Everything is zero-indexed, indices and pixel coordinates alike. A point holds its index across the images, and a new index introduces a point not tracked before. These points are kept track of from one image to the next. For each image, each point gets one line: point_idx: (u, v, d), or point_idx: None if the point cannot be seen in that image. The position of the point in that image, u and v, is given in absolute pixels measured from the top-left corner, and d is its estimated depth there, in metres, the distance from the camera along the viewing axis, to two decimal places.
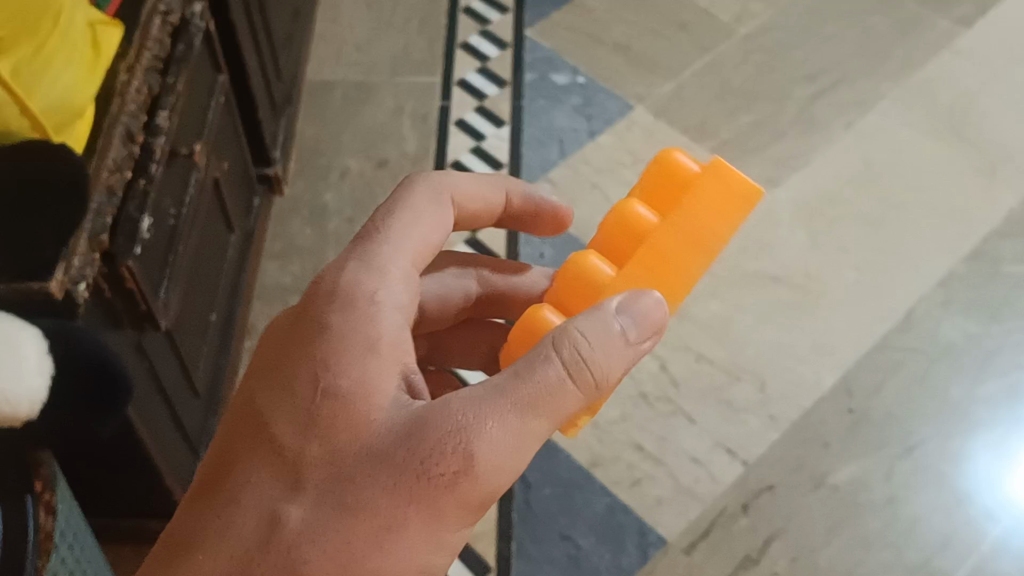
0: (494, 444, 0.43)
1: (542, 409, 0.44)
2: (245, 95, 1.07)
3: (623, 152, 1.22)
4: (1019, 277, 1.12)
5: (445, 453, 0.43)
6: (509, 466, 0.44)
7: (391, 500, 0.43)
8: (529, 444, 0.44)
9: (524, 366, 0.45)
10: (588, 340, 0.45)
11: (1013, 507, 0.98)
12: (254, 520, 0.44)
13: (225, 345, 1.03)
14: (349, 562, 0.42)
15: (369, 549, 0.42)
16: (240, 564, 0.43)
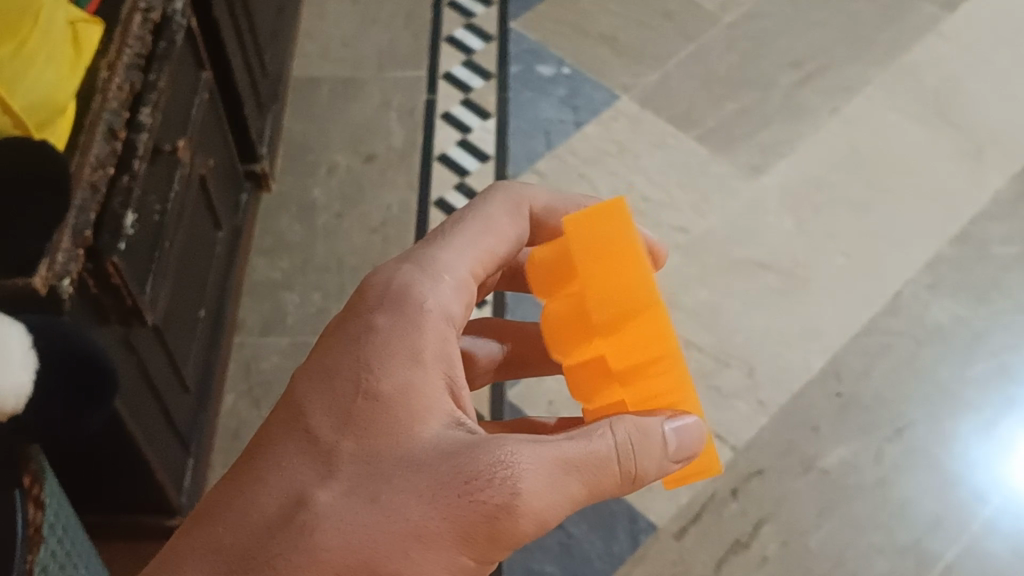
0: (535, 483, 0.44)
1: (584, 474, 0.45)
2: (230, 92, 1.07)
3: (609, 142, 1.23)
4: (1007, 258, 1.13)
5: (488, 479, 0.43)
6: (546, 510, 0.44)
7: (424, 510, 0.43)
8: (567, 498, 0.44)
9: (580, 436, 0.46)
10: (641, 432, 0.47)
11: (1003, 487, 0.98)
12: (281, 500, 0.44)
13: (214, 341, 1.03)
14: (371, 557, 0.42)
15: (393, 550, 0.42)
16: (260, 538, 0.43)
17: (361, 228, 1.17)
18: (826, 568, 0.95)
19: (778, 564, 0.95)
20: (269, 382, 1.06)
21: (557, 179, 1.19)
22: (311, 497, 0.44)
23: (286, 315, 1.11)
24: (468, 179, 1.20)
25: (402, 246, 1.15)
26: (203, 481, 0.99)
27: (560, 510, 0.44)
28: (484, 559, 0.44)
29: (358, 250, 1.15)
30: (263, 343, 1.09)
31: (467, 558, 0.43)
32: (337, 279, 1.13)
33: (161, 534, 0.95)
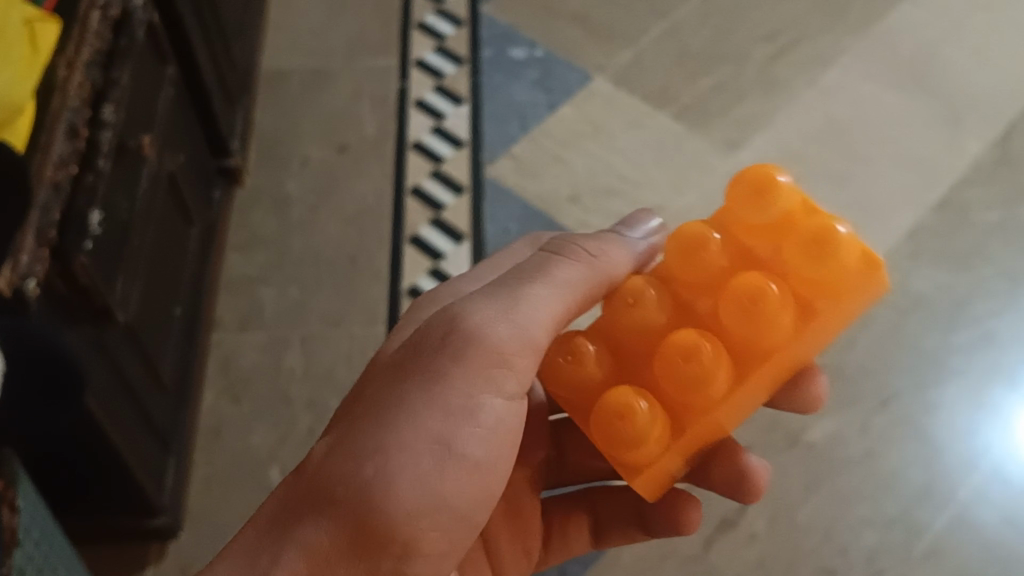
0: (483, 308, 0.55)
1: (531, 274, 0.58)
2: (198, 87, 1.06)
3: (584, 124, 1.22)
4: (988, 224, 1.12)
5: (425, 338, 0.56)
6: (494, 326, 0.54)
7: (386, 388, 0.55)
8: (512, 313, 0.55)
9: (522, 270, 0.59)
10: (573, 238, 0.62)
11: (990, 453, 0.98)
12: (307, 468, 0.55)
13: (190, 339, 1.02)
14: (363, 433, 0.54)
15: (381, 418, 0.54)
16: (303, 498, 0.53)
17: (336, 220, 1.16)
18: (814, 542, 0.95)
19: (766, 540, 0.95)
20: (248, 379, 1.05)
21: (533, 163, 1.19)
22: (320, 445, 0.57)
23: (264, 310, 1.10)
24: (444, 166, 1.19)
25: (378, 237, 1.14)
26: (185, 481, 0.98)
27: (521, 324, 0.55)
28: (465, 392, 0.54)
29: (334, 242, 1.14)
30: (242, 339, 1.08)
31: (441, 400, 0.54)
32: (314, 272, 1.12)
33: (145, 535, 0.94)
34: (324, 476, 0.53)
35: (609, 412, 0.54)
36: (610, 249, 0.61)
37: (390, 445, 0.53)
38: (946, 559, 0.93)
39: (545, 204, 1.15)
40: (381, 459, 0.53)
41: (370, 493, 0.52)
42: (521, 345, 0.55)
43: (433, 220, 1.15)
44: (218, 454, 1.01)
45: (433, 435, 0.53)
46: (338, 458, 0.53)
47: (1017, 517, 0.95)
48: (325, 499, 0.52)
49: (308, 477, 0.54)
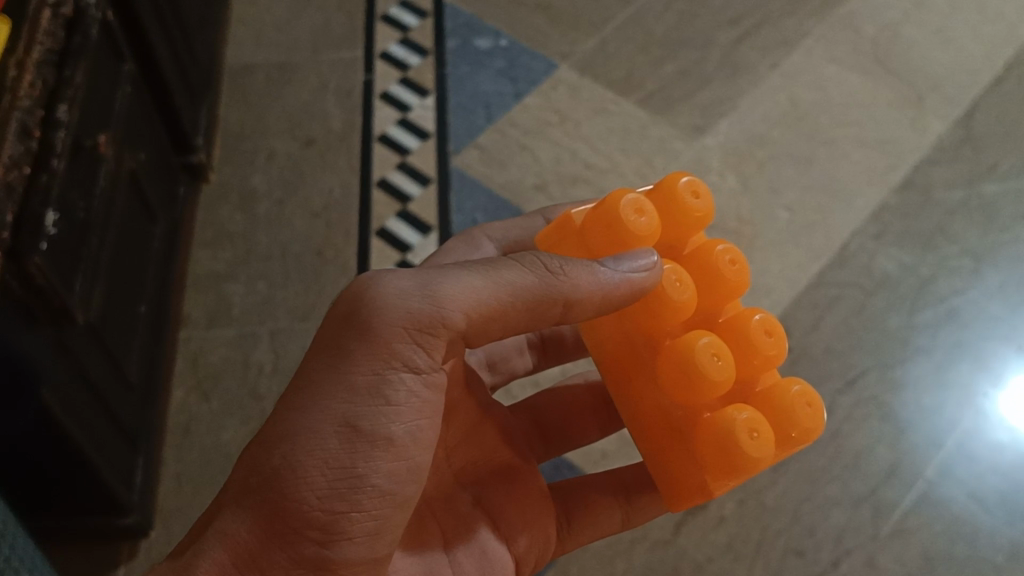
0: (392, 289, 0.52)
1: (459, 269, 0.54)
2: (159, 83, 1.06)
3: (549, 112, 1.22)
4: (952, 203, 1.12)
5: (333, 327, 0.53)
6: (401, 310, 0.52)
7: (298, 374, 0.53)
8: (422, 291, 0.52)
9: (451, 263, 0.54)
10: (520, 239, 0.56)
11: (956, 431, 0.99)
12: (234, 461, 0.53)
13: (156, 337, 1.02)
14: (274, 423, 0.52)
15: (291, 400, 0.52)
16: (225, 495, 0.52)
17: (303, 214, 1.16)
18: (784, 524, 0.95)
19: (735, 522, 0.95)
20: (217, 375, 1.05)
21: (498, 153, 1.19)
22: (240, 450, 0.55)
23: (232, 306, 1.10)
24: (410, 158, 1.19)
25: (345, 230, 1.14)
26: (155, 478, 0.98)
27: (436, 308, 0.52)
28: (369, 374, 0.51)
29: (301, 236, 1.14)
30: (210, 336, 1.08)
31: (346, 384, 0.51)
32: (281, 267, 1.12)
33: (116, 534, 0.94)
34: (240, 474, 0.52)
35: (800, 408, 0.58)
36: (570, 260, 0.55)
37: (295, 430, 0.51)
38: (914, 537, 0.94)
39: (512, 194, 1.15)
40: (287, 445, 0.50)
41: (279, 481, 0.50)
42: (430, 325, 0.52)
43: (400, 213, 1.15)
44: (187, 451, 1.01)
45: (342, 419, 0.51)
46: (249, 455, 0.52)
47: (982, 494, 0.95)
48: (239, 494, 0.51)
49: (228, 476, 0.52)
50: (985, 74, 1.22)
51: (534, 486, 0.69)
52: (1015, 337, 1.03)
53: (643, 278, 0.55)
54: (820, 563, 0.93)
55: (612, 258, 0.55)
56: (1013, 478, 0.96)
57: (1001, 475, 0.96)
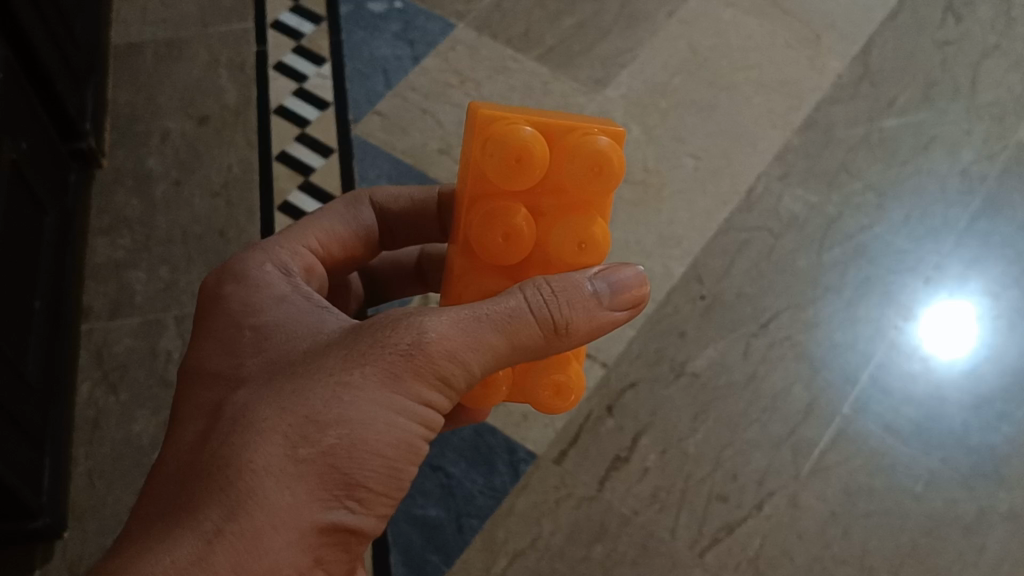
0: (450, 337, 0.48)
1: (502, 318, 0.49)
2: (36, 67, 1.01)
3: (449, 74, 1.20)
4: (854, 139, 1.13)
5: (383, 330, 0.48)
6: (460, 349, 0.48)
7: (321, 363, 0.48)
8: (479, 341, 0.48)
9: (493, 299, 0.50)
10: (550, 285, 0.50)
11: (869, 364, 1.00)
12: (232, 427, 0.47)
13: (55, 332, 0.99)
14: (308, 413, 0.46)
15: (329, 399, 0.47)
16: (228, 463, 0.46)
17: (202, 194, 1.13)
18: (706, 471, 0.96)
19: (659, 473, 0.96)
20: (124, 365, 1.02)
21: (399, 119, 1.16)
22: (242, 395, 0.49)
23: (134, 294, 1.07)
24: (310, 130, 1.16)
25: (247, 208, 1.11)
26: (66, 478, 0.96)
27: (486, 350, 0.49)
28: (419, 385, 0.48)
29: (201, 217, 1.11)
30: (114, 326, 1.05)
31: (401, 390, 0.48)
32: (184, 250, 1.09)
33: (28, 539, 0.91)
34: (277, 433, 0.46)
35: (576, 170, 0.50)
36: (576, 308, 0.50)
37: (355, 419, 0.47)
38: (834, 473, 0.95)
39: (415, 160, 1.13)
40: (345, 431, 0.46)
41: (335, 461, 0.46)
42: (478, 372, 0.49)
43: (303, 186, 1.12)
44: (98, 446, 0.98)
45: (397, 425, 0.48)
46: (290, 416, 0.46)
47: (898, 425, 0.97)
48: (280, 458, 0.45)
49: (251, 426, 0.46)
50: (881, 10, 1.23)
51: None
52: (922, 269, 1.05)
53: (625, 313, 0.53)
54: (744, 507, 0.94)
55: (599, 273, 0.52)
56: (926, 407, 0.97)
57: (916, 405, 0.98)
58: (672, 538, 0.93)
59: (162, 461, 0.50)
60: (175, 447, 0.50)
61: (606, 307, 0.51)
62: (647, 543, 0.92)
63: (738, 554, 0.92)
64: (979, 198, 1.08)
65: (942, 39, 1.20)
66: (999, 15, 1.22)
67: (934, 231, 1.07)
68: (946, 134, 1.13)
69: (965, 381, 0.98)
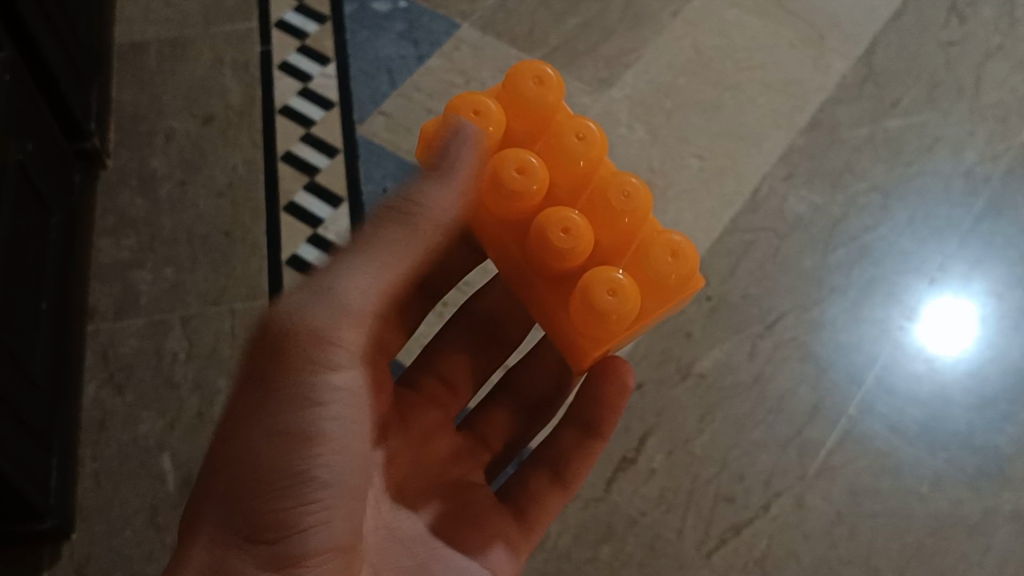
0: (293, 320, 0.58)
1: (333, 268, 0.59)
2: (41, 67, 1.01)
3: (454, 73, 1.20)
4: (859, 140, 1.13)
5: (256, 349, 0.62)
6: (298, 319, 0.58)
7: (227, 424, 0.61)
8: (316, 302, 0.58)
9: (322, 268, 0.60)
10: (399, 193, 0.60)
11: (874, 365, 1.00)
12: (185, 512, 0.62)
13: (62, 333, 0.99)
14: (219, 464, 0.60)
15: (227, 444, 0.60)
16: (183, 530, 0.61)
17: (207, 194, 1.12)
18: (712, 472, 0.96)
19: (666, 474, 0.96)
20: (129, 366, 1.02)
21: (404, 119, 1.16)
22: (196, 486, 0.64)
23: (139, 295, 1.07)
24: (315, 130, 1.16)
25: (253, 208, 1.11)
26: (73, 479, 0.96)
27: (330, 304, 0.58)
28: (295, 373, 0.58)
29: (207, 217, 1.11)
30: (119, 326, 1.05)
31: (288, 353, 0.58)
32: (189, 250, 1.09)
33: (34, 540, 0.91)
34: (204, 496, 0.60)
35: (532, 95, 0.69)
36: (422, 192, 0.59)
37: (244, 445, 0.58)
38: (840, 474, 0.96)
39: (420, 160, 1.13)
40: (240, 457, 0.58)
41: (239, 486, 0.58)
42: (336, 328, 0.58)
43: (308, 186, 1.12)
44: (104, 447, 0.98)
45: (280, 422, 0.57)
46: (211, 474, 0.61)
47: (903, 426, 0.97)
48: (207, 513, 0.59)
49: (193, 504, 0.62)
50: (885, 10, 1.23)
51: (484, 499, 0.77)
52: (926, 269, 1.05)
53: (473, 156, 0.62)
54: (750, 508, 0.95)
55: (438, 155, 0.61)
56: (931, 408, 0.98)
57: (920, 406, 0.98)
58: (678, 539, 0.93)
59: None
60: None
61: (461, 171, 0.61)
62: (654, 544, 0.93)
63: (744, 554, 0.93)
64: (983, 199, 1.09)
65: (946, 40, 1.20)
66: (1003, 15, 1.22)
67: (938, 232, 1.07)
68: (950, 135, 1.13)
69: (969, 381, 0.99)
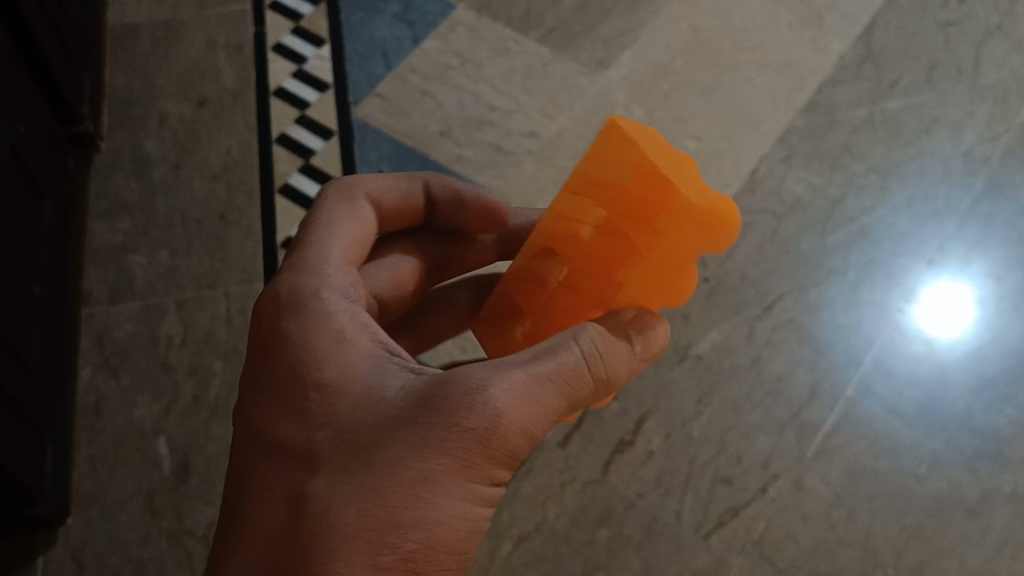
0: (509, 406, 0.48)
1: (557, 380, 0.50)
2: (35, 50, 1.01)
3: (449, 55, 1.19)
4: (858, 121, 1.13)
5: (441, 399, 0.48)
6: (498, 408, 0.48)
7: (393, 450, 0.47)
8: (519, 398, 0.49)
9: (534, 354, 0.51)
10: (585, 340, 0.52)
11: (873, 346, 1.00)
12: (282, 504, 0.49)
13: (56, 319, 0.99)
14: (374, 495, 0.46)
15: (407, 493, 0.46)
16: (284, 531, 0.48)
17: (201, 177, 1.12)
18: (710, 454, 0.96)
19: (664, 457, 0.96)
20: (124, 351, 1.02)
21: (400, 101, 1.16)
22: (326, 477, 0.48)
23: (134, 279, 1.06)
24: (309, 112, 1.15)
25: (248, 191, 1.11)
26: (68, 464, 0.95)
27: (530, 415, 0.49)
28: (491, 469, 0.48)
29: (201, 201, 1.10)
30: (114, 311, 1.04)
31: (478, 401, 0.48)
32: (184, 234, 1.08)
33: (29, 527, 0.91)
34: (347, 507, 0.46)
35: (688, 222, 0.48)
36: (589, 352, 0.52)
37: (405, 502, 0.46)
38: (838, 456, 0.95)
39: (416, 142, 1.13)
40: (422, 530, 0.46)
41: (384, 538, 0.45)
42: (525, 441, 0.49)
43: (303, 169, 1.12)
44: (99, 432, 0.98)
45: (467, 517, 0.47)
46: (370, 503, 0.46)
47: (903, 408, 0.97)
48: (351, 541, 0.45)
49: (323, 514, 0.47)
50: None
51: None
52: (925, 251, 1.04)
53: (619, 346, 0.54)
54: (749, 490, 0.94)
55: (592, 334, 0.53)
56: (930, 389, 0.97)
57: (919, 387, 0.97)
58: (677, 522, 0.93)
59: (263, 528, 0.49)
60: (250, 526, 0.50)
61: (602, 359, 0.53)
62: (652, 526, 0.93)
63: (743, 537, 0.93)
64: (981, 179, 1.08)
65: (944, 21, 1.19)
66: None
67: (937, 213, 1.06)
68: (949, 116, 1.12)
69: (968, 362, 0.98)
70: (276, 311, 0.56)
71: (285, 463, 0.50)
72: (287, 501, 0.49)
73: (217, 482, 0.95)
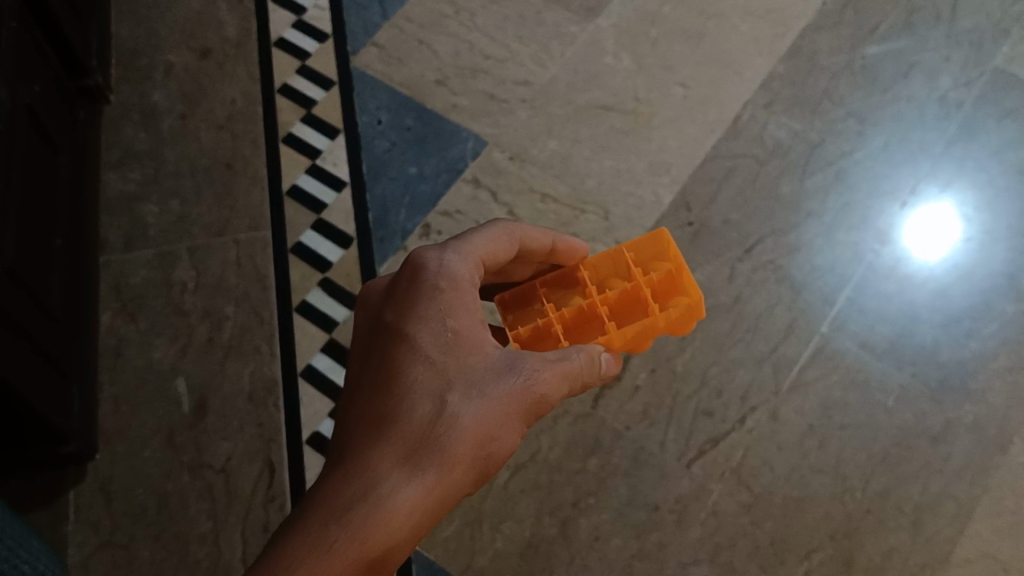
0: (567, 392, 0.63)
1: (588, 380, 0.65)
2: (45, 10, 1.05)
3: (444, 4, 1.23)
4: (838, 67, 1.17)
5: (538, 380, 0.61)
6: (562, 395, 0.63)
7: (505, 399, 0.60)
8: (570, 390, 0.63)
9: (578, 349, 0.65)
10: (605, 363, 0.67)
11: (847, 285, 1.06)
12: (422, 405, 0.59)
13: (77, 266, 1.04)
14: (486, 428, 0.59)
15: (501, 437, 0.60)
16: (419, 429, 0.58)
17: (207, 126, 1.16)
18: (693, 388, 1.03)
19: (649, 391, 1.03)
20: (141, 296, 1.08)
21: (396, 49, 1.20)
22: (456, 400, 0.59)
23: (147, 227, 1.11)
24: (310, 62, 1.20)
25: (253, 140, 1.16)
26: (94, 402, 1.02)
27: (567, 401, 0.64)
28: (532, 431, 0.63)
29: (208, 150, 1.15)
30: (129, 258, 1.10)
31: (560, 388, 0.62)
32: (193, 182, 1.14)
33: (61, 462, 0.98)
34: (466, 431, 0.59)
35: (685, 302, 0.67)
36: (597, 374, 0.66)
37: (497, 443, 0.60)
38: (812, 389, 1.02)
39: (414, 91, 1.17)
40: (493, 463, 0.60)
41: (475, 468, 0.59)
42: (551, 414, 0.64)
43: (305, 118, 1.17)
44: (121, 372, 1.04)
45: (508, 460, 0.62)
46: (482, 435, 0.59)
47: (873, 343, 1.03)
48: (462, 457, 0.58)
49: (451, 428, 0.58)
50: None
51: None
52: (900, 193, 1.09)
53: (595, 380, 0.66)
54: (728, 421, 1.01)
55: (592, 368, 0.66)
56: (900, 325, 1.04)
57: (890, 323, 1.04)
58: (661, 451, 1.01)
59: (395, 416, 0.58)
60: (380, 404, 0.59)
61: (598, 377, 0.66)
62: (638, 455, 1.01)
63: (722, 464, 1.00)
64: (955, 123, 1.12)
65: None
66: None
67: (912, 156, 1.11)
68: (925, 61, 1.16)
69: (936, 300, 1.04)
70: (437, 273, 0.62)
71: (422, 373, 0.60)
72: (422, 401, 0.59)
73: (233, 418, 1.02)
